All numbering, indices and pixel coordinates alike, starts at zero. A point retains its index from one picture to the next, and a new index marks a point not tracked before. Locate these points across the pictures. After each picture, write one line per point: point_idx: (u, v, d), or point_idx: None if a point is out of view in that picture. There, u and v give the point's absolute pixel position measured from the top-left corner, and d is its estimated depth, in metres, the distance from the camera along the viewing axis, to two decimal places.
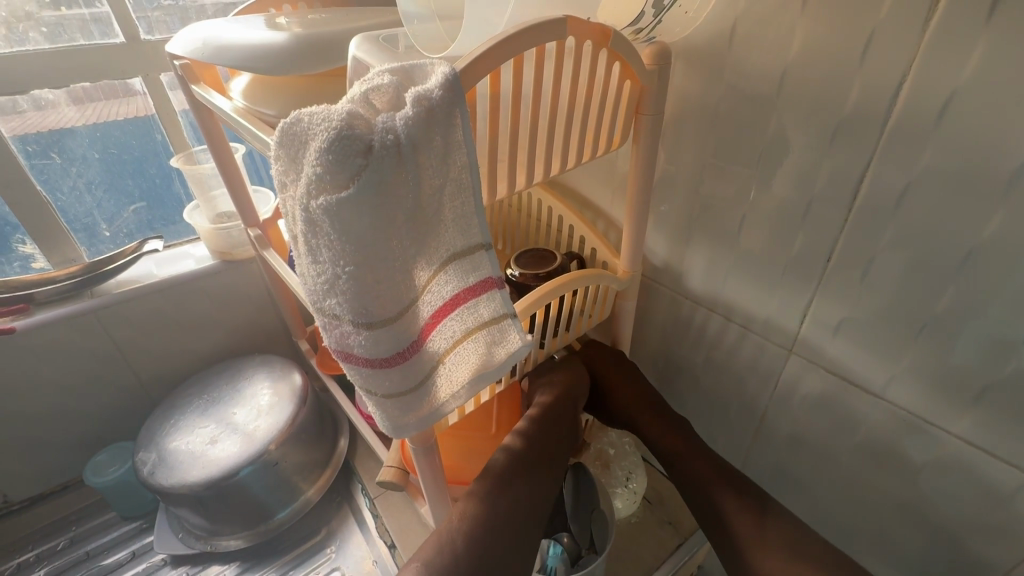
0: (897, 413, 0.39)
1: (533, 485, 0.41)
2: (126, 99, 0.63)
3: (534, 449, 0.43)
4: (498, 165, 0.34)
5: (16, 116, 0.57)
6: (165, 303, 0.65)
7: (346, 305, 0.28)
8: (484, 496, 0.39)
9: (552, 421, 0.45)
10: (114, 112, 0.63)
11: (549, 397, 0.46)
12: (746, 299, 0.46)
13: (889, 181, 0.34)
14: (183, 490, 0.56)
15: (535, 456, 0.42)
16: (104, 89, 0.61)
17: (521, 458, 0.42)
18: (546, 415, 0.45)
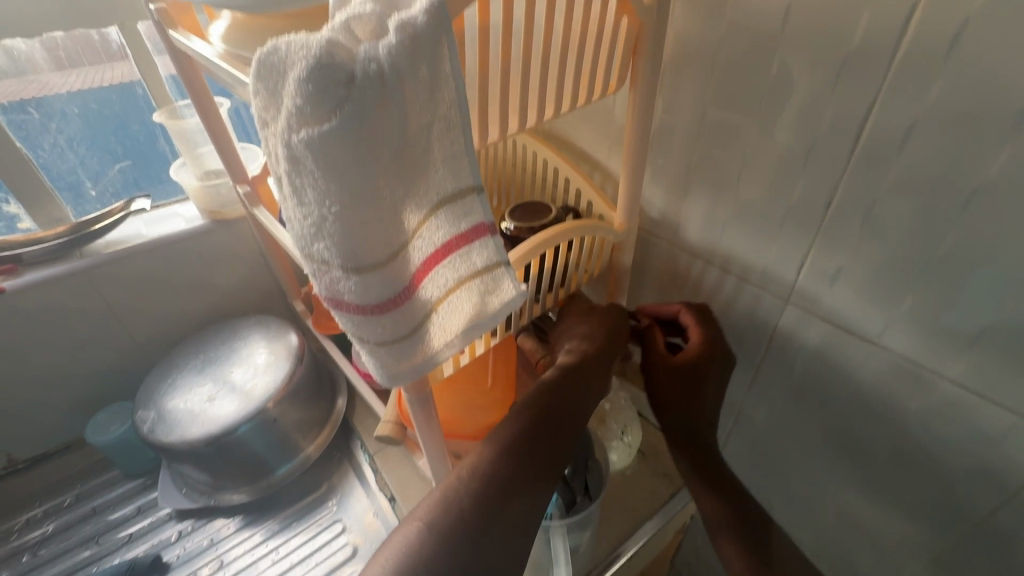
0: (892, 360, 0.39)
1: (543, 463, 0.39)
2: (107, 65, 0.62)
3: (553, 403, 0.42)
4: (490, 107, 0.34)
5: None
6: (156, 263, 0.64)
7: (334, 249, 0.28)
8: (496, 449, 0.39)
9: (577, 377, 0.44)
10: (97, 78, 0.62)
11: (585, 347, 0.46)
12: (744, 250, 0.45)
13: (894, 118, 0.32)
14: (184, 446, 0.57)
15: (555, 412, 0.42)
16: (80, 39, 0.58)
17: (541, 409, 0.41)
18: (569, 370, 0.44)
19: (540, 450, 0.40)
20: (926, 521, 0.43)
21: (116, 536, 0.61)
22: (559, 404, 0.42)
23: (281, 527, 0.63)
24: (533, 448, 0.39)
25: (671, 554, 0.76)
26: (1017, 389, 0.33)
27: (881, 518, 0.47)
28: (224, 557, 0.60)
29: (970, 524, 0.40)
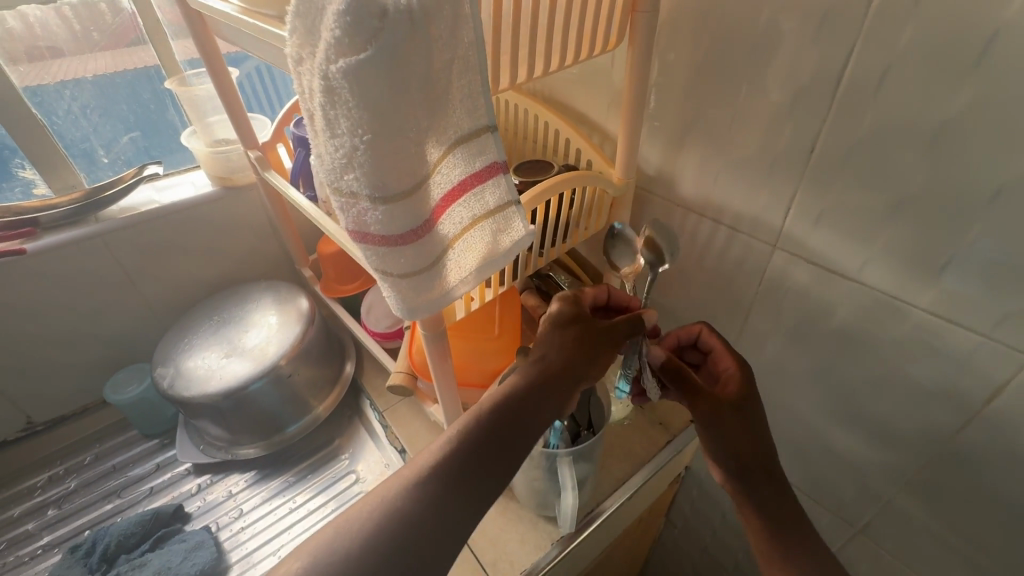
0: (870, 295, 0.43)
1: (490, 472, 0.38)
2: (120, 52, 0.65)
3: (502, 423, 0.39)
4: (502, 46, 0.36)
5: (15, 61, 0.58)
6: (169, 229, 0.66)
7: (364, 180, 0.31)
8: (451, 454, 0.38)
9: (537, 391, 0.40)
10: (111, 63, 0.64)
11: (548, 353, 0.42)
12: (735, 200, 0.48)
13: (870, 63, 0.35)
14: (203, 400, 0.60)
15: (497, 433, 0.38)
16: (91, 6, 0.61)
17: (488, 428, 0.38)
18: (526, 384, 0.40)
19: (480, 479, 0.37)
20: (901, 446, 0.47)
21: (139, 489, 0.64)
22: (507, 425, 0.39)
23: (296, 479, 0.66)
24: (468, 476, 0.37)
25: (667, 505, 0.80)
26: (980, 311, 0.37)
27: (861, 448, 0.51)
28: (243, 506, 0.63)
29: (939, 445, 0.44)
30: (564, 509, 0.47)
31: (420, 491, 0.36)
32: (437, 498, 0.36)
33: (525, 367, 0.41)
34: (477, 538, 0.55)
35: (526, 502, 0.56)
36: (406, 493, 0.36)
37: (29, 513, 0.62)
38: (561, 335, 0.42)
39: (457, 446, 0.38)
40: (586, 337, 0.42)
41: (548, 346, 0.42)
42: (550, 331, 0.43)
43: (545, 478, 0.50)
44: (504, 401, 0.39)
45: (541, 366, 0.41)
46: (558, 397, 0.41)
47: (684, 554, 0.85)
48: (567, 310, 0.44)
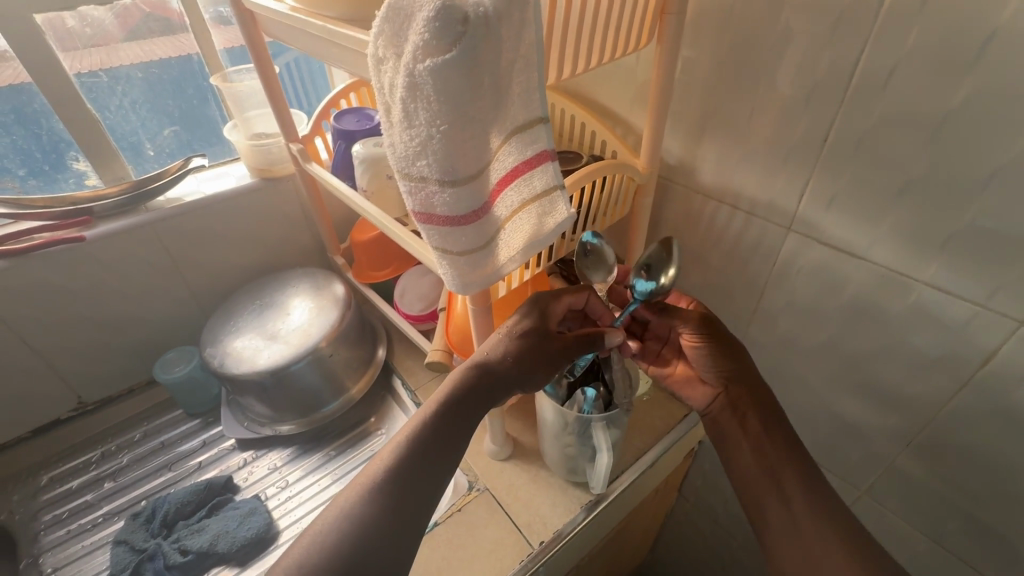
0: (877, 270, 0.47)
1: (440, 457, 0.43)
2: (161, 43, 0.70)
3: (449, 419, 0.44)
4: (551, 36, 0.40)
5: (71, 53, 0.64)
6: (212, 218, 0.70)
7: (435, 165, 0.34)
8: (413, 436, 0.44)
9: (477, 392, 0.46)
10: (153, 53, 0.69)
11: (499, 354, 0.46)
12: (752, 186, 0.52)
13: (880, 61, 0.39)
14: (249, 378, 0.63)
15: (444, 425, 0.44)
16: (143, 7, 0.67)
17: (437, 426, 0.44)
18: (467, 385, 0.45)
19: (429, 468, 0.42)
20: (905, 411, 0.51)
21: (188, 464, 0.68)
22: (449, 418, 0.44)
23: (336, 453, 0.69)
24: (421, 461, 0.43)
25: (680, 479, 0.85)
26: (977, 282, 0.41)
27: (868, 415, 0.55)
28: (288, 478, 0.67)
29: (940, 408, 0.49)
30: (599, 468, 0.51)
31: (390, 478, 0.41)
32: (396, 488, 0.41)
33: (471, 367, 0.46)
34: (512, 503, 0.59)
35: (557, 469, 0.60)
36: (372, 485, 0.41)
37: (87, 485, 0.66)
38: (512, 344, 0.46)
39: (411, 441, 0.43)
40: (533, 351, 0.46)
41: (497, 351, 0.46)
42: (503, 338, 0.46)
43: (578, 444, 0.55)
44: (450, 398, 0.45)
45: (484, 368, 0.46)
46: (494, 397, 0.46)
47: (695, 527, 0.89)
48: (529, 320, 0.47)
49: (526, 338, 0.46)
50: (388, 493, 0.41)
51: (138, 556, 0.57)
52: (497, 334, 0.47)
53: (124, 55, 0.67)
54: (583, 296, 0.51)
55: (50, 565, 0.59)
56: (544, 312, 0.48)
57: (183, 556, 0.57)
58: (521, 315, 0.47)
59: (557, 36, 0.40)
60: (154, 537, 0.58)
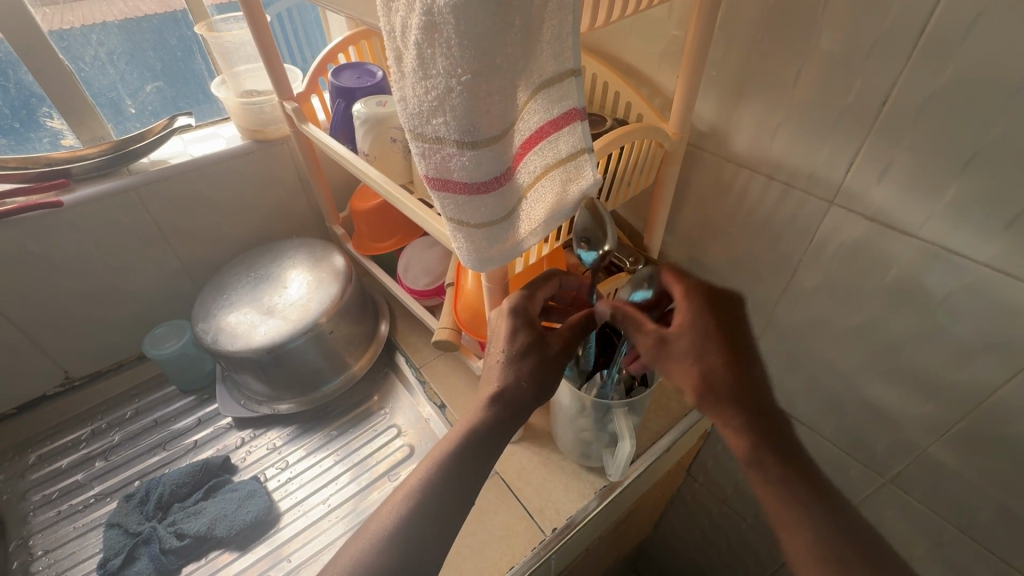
0: (929, 249, 0.43)
1: (467, 476, 0.40)
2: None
3: (480, 442, 0.41)
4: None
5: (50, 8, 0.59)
6: (201, 184, 0.65)
7: (453, 123, 0.30)
8: (438, 458, 0.41)
9: (502, 417, 0.42)
10: (142, 7, 0.64)
11: (506, 384, 0.42)
12: (793, 155, 0.48)
13: (960, 11, 0.34)
14: (245, 354, 0.60)
15: (481, 449, 0.41)
16: None
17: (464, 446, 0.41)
18: (492, 417, 0.42)
19: (459, 489, 0.40)
20: (943, 399, 0.49)
21: (183, 443, 0.65)
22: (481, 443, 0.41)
23: (338, 433, 0.66)
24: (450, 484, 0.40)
25: (689, 460, 0.83)
26: None
27: (901, 401, 0.52)
28: (288, 458, 0.64)
29: (984, 396, 0.46)
30: (620, 455, 0.49)
31: (416, 496, 0.39)
32: (424, 516, 0.38)
33: (489, 404, 0.42)
34: (523, 488, 0.57)
35: (570, 453, 0.57)
36: (395, 515, 0.38)
37: (77, 465, 0.63)
38: (519, 366, 0.42)
39: (439, 465, 0.40)
40: (543, 363, 0.43)
41: (508, 379, 0.42)
42: (508, 362, 0.42)
43: (595, 429, 0.52)
44: (477, 431, 0.41)
45: (502, 398, 0.42)
46: (532, 407, 0.44)
47: (701, 506, 0.88)
48: (520, 336, 0.42)
49: (528, 356, 0.42)
50: (410, 518, 0.38)
51: (133, 539, 0.55)
52: (499, 362, 0.42)
53: (111, 10, 0.63)
54: (555, 283, 0.47)
55: (42, 548, 0.57)
56: (531, 319, 0.43)
57: (179, 540, 0.54)
58: (510, 333, 0.42)
59: None
60: (149, 521, 0.56)
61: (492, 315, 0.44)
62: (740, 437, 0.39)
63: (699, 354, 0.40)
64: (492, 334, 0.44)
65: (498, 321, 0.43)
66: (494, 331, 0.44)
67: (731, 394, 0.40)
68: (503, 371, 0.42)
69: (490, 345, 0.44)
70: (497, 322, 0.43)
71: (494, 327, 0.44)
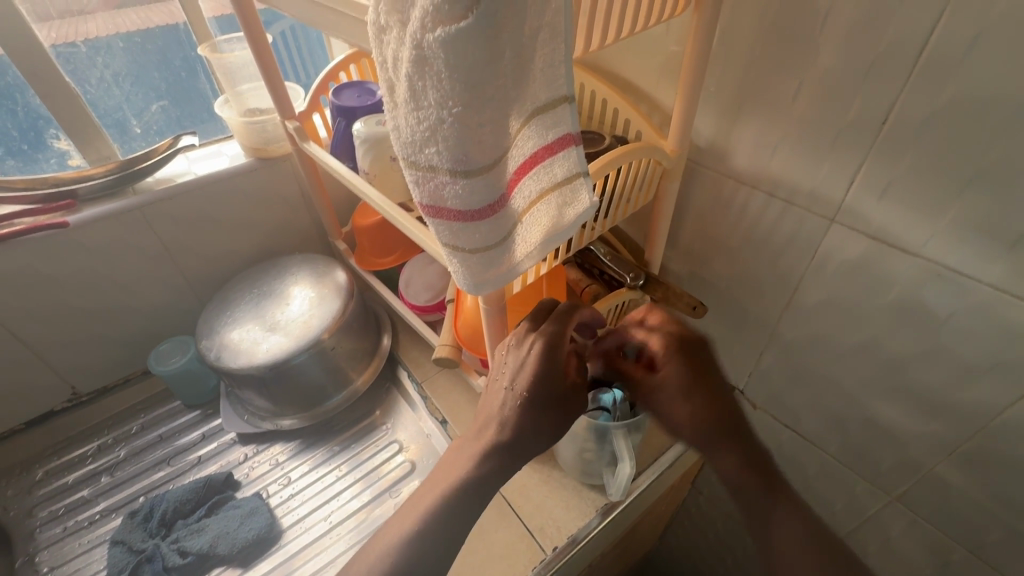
0: (931, 268, 0.42)
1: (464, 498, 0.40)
2: (156, 7, 0.65)
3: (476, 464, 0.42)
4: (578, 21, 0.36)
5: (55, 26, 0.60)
6: (205, 201, 0.66)
7: (445, 153, 0.30)
8: None
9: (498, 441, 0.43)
10: (154, 19, 0.65)
11: (510, 422, 0.44)
12: (792, 173, 0.47)
13: (957, 33, 0.34)
14: (248, 371, 0.60)
15: None
16: None
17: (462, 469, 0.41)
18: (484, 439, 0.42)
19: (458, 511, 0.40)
20: (951, 419, 0.48)
21: (187, 458, 0.66)
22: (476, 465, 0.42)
23: (340, 448, 0.67)
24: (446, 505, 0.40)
25: (693, 474, 0.82)
26: None
27: (907, 420, 0.51)
28: (291, 474, 0.64)
29: (992, 416, 0.45)
30: (621, 476, 0.49)
31: None
32: None
33: None
34: (523, 506, 0.57)
35: (571, 471, 0.57)
36: None
37: (83, 480, 0.64)
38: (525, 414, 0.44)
39: None
40: (548, 408, 0.44)
41: (510, 421, 0.44)
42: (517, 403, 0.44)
43: (598, 451, 0.51)
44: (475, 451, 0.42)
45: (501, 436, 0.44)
46: (537, 431, 0.45)
47: (706, 520, 0.87)
48: (539, 378, 0.43)
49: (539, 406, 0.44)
50: None
51: (137, 557, 0.55)
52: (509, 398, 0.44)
53: (127, 20, 0.64)
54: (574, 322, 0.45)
55: (47, 564, 0.57)
56: (552, 371, 0.43)
57: (183, 557, 0.55)
58: (529, 385, 0.43)
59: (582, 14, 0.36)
60: (152, 537, 0.56)
61: (512, 347, 0.45)
62: (732, 465, 0.43)
63: (696, 399, 0.45)
64: (508, 362, 0.45)
65: (517, 357, 0.44)
66: (512, 359, 0.45)
67: (722, 429, 0.44)
68: (508, 412, 0.44)
69: (503, 372, 0.45)
70: (520, 352, 0.44)
71: (512, 359, 0.45)
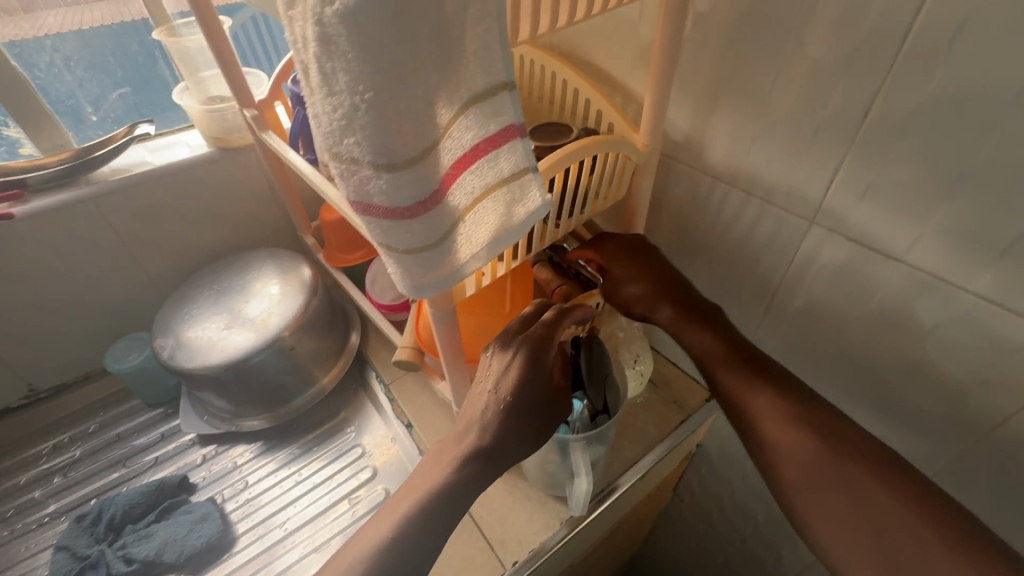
0: (916, 276, 0.39)
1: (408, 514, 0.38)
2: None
3: None
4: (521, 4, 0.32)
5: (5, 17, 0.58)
6: (163, 193, 0.63)
7: (365, 144, 0.27)
8: None
9: None
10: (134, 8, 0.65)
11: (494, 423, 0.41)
12: (770, 170, 0.44)
13: (944, 17, 0.31)
14: (203, 372, 0.57)
15: None
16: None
17: None
18: None
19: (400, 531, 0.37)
20: (937, 437, 0.44)
21: (143, 459, 0.64)
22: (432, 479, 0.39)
23: (302, 451, 0.64)
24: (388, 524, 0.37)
25: (674, 481, 0.79)
26: None
27: (891, 436, 0.48)
28: (249, 478, 0.62)
29: (980, 434, 0.41)
30: (577, 492, 0.46)
31: None
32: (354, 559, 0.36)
33: None
34: (485, 517, 0.54)
35: (536, 482, 0.54)
36: None
37: (35, 480, 0.62)
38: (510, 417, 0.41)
39: None
40: (537, 409, 0.42)
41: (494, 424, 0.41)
42: (505, 405, 0.41)
43: (558, 462, 0.48)
44: None
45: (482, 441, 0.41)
46: (495, 444, 0.41)
47: (689, 528, 0.84)
48: (527, 378, 0.41)
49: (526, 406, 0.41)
50: None
51: (80, 563, 0.53)
52: (496, 400, 0.41)
53: (104, 10, 0.63)
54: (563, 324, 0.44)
55: None
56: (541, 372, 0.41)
57: (128, 565, 0.53)
58: (516, 385, 0.41)
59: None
60: (98, 543, 0.54)
61: (496, 351, 0.42)
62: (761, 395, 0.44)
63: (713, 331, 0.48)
64: (492, 365, 0.42)
65: (502, 360, 0.42)
66: (497, 363, 0.42)
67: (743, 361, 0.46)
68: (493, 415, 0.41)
69: (487, 375, 0.42)
70: (506, 356, 0.42)
71: (495, 362, 0.42)
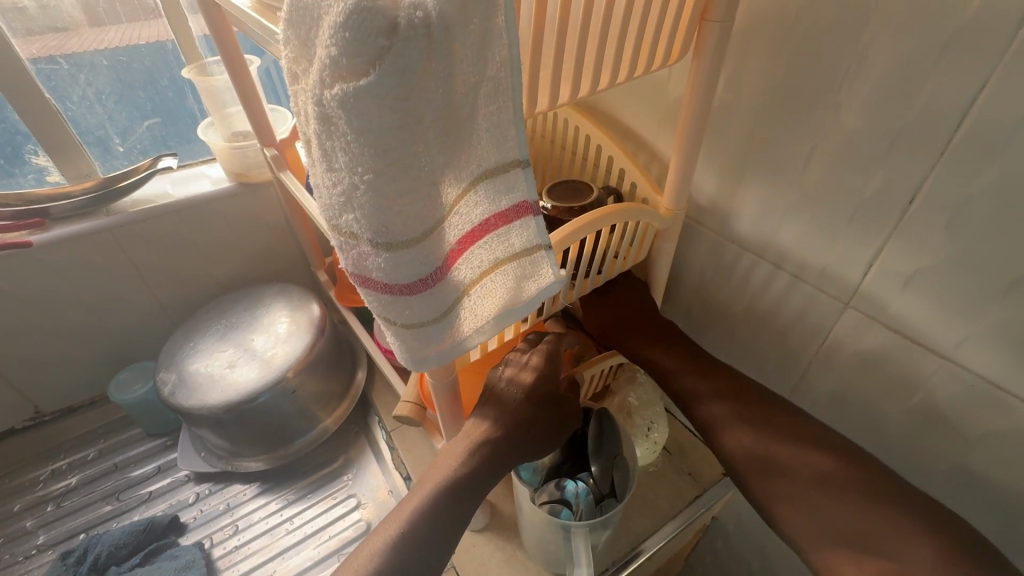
0: (965, 377, 0.36)
1: None
2: (146, 23, 0.65)
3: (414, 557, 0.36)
4: (540, 75, 0.30)
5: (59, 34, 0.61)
6: (180, 225, 0.63)
7: (363, 222, 0.25)
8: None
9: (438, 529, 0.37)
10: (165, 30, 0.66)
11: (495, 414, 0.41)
12: (802, 246, 0.41)
13: (1004, 109, 0.28)
14: (202, 411, 0.56)
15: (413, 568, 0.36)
16: (129, 9, 0.64)
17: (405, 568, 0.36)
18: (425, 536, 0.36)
19: None
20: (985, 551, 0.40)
21: (137, 493, 0.63)
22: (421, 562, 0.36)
23: (295, 497, 0.62)
24: None
25: (686, 552, 0.74)
26: None
27: None
28: (239, 523, 0.60)
29: None
30: None
31: None
32: None
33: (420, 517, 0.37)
34: None
35: (535, 556, 0.51)
36: None
37: (29, 508, 0.62)
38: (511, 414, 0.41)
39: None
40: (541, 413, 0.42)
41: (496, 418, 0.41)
42: (470, 450, 0.40)
43: (559, 542, 0.45)
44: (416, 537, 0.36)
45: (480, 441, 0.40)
46: None
47: None
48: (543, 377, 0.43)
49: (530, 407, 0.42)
50: None
51: None
52: (493, 407, 0.42)
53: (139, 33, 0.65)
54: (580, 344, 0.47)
55: None
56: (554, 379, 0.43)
57: None
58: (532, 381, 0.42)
59: (545, 63, 0.30)
60: None
61: (479, 405, 0.43)
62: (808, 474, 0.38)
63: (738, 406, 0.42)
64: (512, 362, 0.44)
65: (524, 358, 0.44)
66: (485, 402, 0.43)
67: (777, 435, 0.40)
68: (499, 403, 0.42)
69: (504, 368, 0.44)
70: (509, 373, 0.44)
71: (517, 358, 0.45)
